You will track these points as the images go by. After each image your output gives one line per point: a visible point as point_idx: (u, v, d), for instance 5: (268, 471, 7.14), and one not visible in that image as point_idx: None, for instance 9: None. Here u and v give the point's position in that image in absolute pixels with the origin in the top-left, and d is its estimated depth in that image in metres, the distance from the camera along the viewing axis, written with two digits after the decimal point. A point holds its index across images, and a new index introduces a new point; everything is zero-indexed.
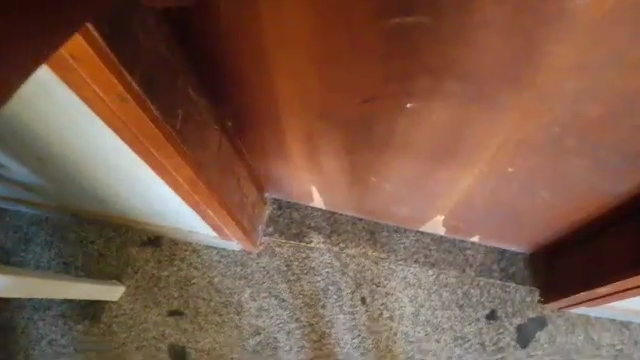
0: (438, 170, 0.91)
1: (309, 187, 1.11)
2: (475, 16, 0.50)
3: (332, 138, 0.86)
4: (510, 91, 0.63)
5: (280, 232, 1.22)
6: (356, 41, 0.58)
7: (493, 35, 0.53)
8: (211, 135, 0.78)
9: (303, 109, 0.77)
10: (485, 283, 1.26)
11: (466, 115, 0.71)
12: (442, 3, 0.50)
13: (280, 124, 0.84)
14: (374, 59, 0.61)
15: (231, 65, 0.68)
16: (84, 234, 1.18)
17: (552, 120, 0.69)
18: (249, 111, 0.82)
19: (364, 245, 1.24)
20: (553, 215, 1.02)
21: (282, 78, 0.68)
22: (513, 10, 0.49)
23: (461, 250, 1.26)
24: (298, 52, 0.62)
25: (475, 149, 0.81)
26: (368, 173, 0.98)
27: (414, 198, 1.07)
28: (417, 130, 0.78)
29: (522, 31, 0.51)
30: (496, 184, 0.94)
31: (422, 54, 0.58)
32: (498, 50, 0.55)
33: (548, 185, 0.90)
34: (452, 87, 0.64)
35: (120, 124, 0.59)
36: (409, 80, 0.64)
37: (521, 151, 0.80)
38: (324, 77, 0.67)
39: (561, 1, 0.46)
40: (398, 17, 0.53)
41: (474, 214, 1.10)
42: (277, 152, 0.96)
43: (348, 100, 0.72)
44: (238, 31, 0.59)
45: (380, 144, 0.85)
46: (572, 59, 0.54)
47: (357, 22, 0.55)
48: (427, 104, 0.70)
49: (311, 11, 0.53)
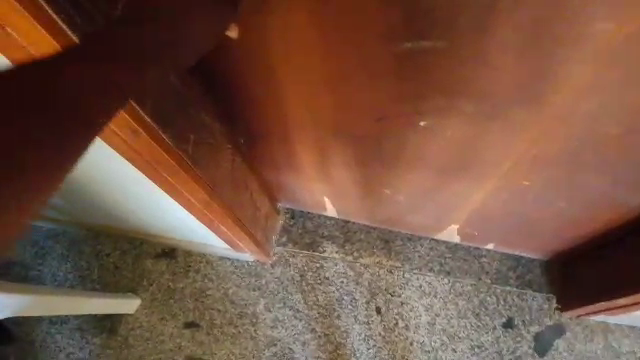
0: (451, 183, 0.90)
1: (321, 198, 1.11)
2: (488, 41, 0.51)
3: (345, 154, 0.86)
4: (524, 110, 0.63)
5: (294, 242, 1.22)
6: (369, 62, 0.58)
7: (508, 58, 0.53)
8: (222, 156, 0.78)
9: (316, 126, 0.77)
10: (501, 291, 1.25)
11: (479, 132, 0.70)
12: (455, 28, 0.50)
13: (292, 141, 0.84)
14: (387, 81, 0.61)
15: (245, 86, 0.68)
16: (100, 248, 1.19)
17: (567, 137, 0.68)
18: (260, 129, 0.81)
19: (378, 254, 1.23)
20: (569, 225, 1.01)
21: (295, 96, 0.68)
22: (528, 34, 0.49)
23: (476, 257, 1.25)
24: (311, 72, 0.62)
25: (489, 164, 0.80)
26: (381, 186, 0.97)
27: (427, 211, 1.06)
28: (429, 145, 0.77)
29: (537, 53, 0.51)
30: (510, 197, 0.93)
31: (435, 76, 0.58)
32: (512, 72, 0.55)
33: (563, 197, 0.89)
34: (466, 107, 0.64)
35: (133, 153, 0.59)
36: (423, 101, 0.64)
37: (536, 166, 0.79)
38: (337, 96, 0.67)
39: (580, 24, 0.47)
40: (410, 42, 0.53)
41: (489, 224, 1.09)
42: (289, 167, 0.95)
43: (361, 118, 0.72)
44: (251, 53, 0.60)
45: (393, 159, 0.85)
46: (587, 81, 0.55)
47: (370, 45, 0.55)
48: (440, 122, 0.69)
49: (324, 31, 0.53)
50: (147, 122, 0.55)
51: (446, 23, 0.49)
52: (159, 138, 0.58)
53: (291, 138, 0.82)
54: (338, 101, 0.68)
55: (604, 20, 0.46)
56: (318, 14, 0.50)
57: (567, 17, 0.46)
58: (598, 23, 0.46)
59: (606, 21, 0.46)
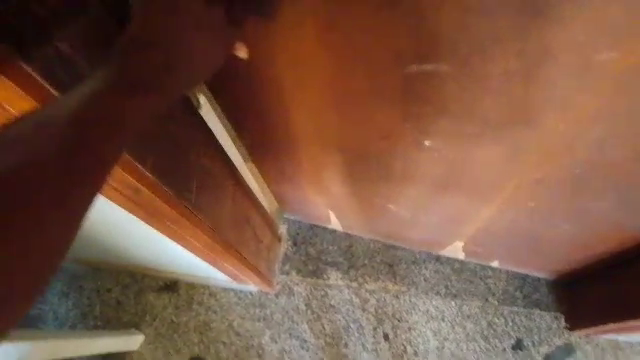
0: (456, 206, 0.89)
1: (326, 212, 1.05)
2: (494, 64, 0.50)
3: (347, 179, 0.85)
4: (530, 134, 0.62)
5: (297, 270, 1.21)
6: (374, 82, 0.57)
7: (515, 82, 0.52)
8: (221, 192, 0.77)
9: (317, 149, 0.76)
10: (509, 311, 1.24)
11: (484, 155, 0.69)
12: (461, 52, 0.49)
13: (297, 160, 0.83)
14: (392, 102, 0.60)
15: (247, 101, 0.68)
16: (100, 283, 1.16)
17: (574, 162, 0.68)
18: (262, 145, 0.81)
19: (383, 279, 1.22)
20: (577, 247, 1.00)
21: (300, 115, 0.68)
22: (534, 59, 0.48)
23: (482, 278, 1.24)
24: (315, 92, 0.62)
25: (494, 186, 0.80)
26: (385, 211, 0.96)
27: (433, 231, 1.03)
28: (432, 171, 0.76)
29: (544, 78, 0.51)
30: (516, 218, 0.92)
31: (440, 100, 0.58)
32: (518, 97, 0.55)
33: (570, 219, 0.88)
34: (472, 130, 0.63)
35: (132, 206, 0.57)
36: (428, 126, 0.64)
37: (542, 188, 0.78)
38: (338, 117, 0.66)
39: (586, 53, 0.46)
40: (416, 64, 0.53)
41: (495, 242, 1.05)
42: (291, 186, 0.95)
43: (363, 144, 0.71)
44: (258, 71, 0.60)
45: (396, 185, 0.84)
46: (596, 107, 0.54)
47: (376, 65, 0.54)
48: (445, 146, 0.68)
49: (328, 50, 0.53)
50: (150, 177, 0.54)
51: (451, 47, 0.49)
52: (161, 191, 0.58)
53: (292, 157, 0.82)
54: (340, 124, 0.67)
55: (609, 50, 0.45)
56: (322, 31, 0.50)
57: (574, 46, 0.46)
58: (604, 52, 0.46)
59: (611, 50, 0.45)
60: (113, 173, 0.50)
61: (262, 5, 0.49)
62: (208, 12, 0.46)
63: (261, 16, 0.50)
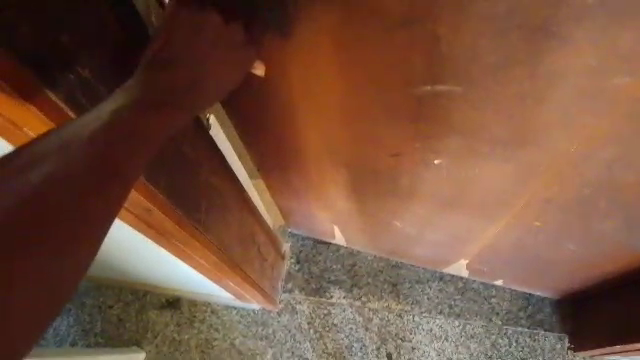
0: (462, 225, 0.89)
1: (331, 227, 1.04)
2: (507, 86, 0.50)
3: (353, 195, 0.85)
4: (539, 155, 0.62)
5: (300, 288, 1.20)
6: (385, 103, 0.57)
7: (527, 104, 0.52)
8: (228, 210, 0.77)
9: (324, 166, 0.76)
10: (513, 331, 1.24)
11: (493, 174, 0.69)
12: (475, 73, 0.49)
13: (304, 177, 0.83)
14: (403, 122, 0.60)
15: (257, 115, 0.68)
16: (102, 299, 1.12)
17: (581, 183, 0.68)
18: (270, 159, 0.81)
19: (387, 298, 1.21)
20: (583, 267, 1.00)
21: (309, 132, 0.67)
22: (547, 82, 0.48)
23: (486, 297, 1.23)
24: (325, 110, 0.61)
25: (502, 205, 0.79)
26: (390, 227, 0.96)
27: (439, 247, 1.02)
28: (440, 190, 0.76)
29: (556, 101, 0.51)
30: (522, 237, 0.91)
31: (451, 119, 0.58)
32: (529, 118, 0.55)
33: (576, 239, 0.88)
34: (482, 149, 0.63)
35: (142, 226, 0.56)
36: (437, 145, 0.64)
37: (549, 208, 0.78)
38: (348, 135, 0.66)
39: (599, 76, 0.46)
40: (429, 85, 0.53)
41: (501, 260, 1.04)
42: (296, 201, 0.95)
43: (371, 162, 0.71)
44: (269, 88, 0.60)
45: (403, 203, 0.83)
46: (607, 129, 0.54)
47: (388, 85, 0.54)
48: (454, 164, 0.68)
49: (342, 69, 0.53)
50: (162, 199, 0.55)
51: (464, 69, 0.49)
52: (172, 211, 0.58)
53: (299, 173, 0.82)
54: (348, 142, 0.67)
55: (623, 74, 0.45)
56: (337, 49, 0.50)
57: (586, 69, 0.46)
58: (617, 76, 0.46)
59: (625, 74, 0.45)
60: (130, 196, 0.50)
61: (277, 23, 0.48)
62: (227, 26, 0.48)
63: (273, 33, 0.50)
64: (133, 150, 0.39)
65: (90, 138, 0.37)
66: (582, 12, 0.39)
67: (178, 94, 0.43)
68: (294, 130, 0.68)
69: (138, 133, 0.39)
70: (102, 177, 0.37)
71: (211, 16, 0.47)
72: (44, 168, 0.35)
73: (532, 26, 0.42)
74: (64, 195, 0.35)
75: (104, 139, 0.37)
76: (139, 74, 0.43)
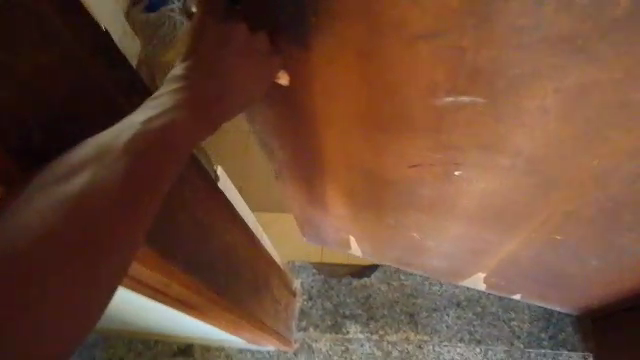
0: (481, 237, 0.88)
1: (346, 236, 1.02)
2: (532, 98, 0.50)
3: (370, 208, 0.84)
4: (562, 167, 0.61)
5: (315, 326, 1.18)
6: (407, 116, 0.57)
7: (551, 115, 0.52)
8: (224, 244, 0.77)
9: (343, 177, 0.76)
10: (536, 354, 1.19)
11: (514, 187, 0.68)
12: (500, 85, 0.49)
13: (323, 188, 0.82)
14: (425, 133, 0.60)
15: (277, 129, 0.68)
16: (113, 350, 1.13)
17: (606, 197, 0.67)
18: (288, 170, 0.80)
19: (405, 329, 1.18)
20: (605, 282, 0.98)
21: (330, 145, 0.67)
22: (574, 94, 0.48)
23: (506, 321, 1.20)
24: (345, 124, 0.61)
25: (521, 218, 0.78)
26: (408, 240, 0.95)
27: (458, 259, 1.01)
28: (460, 202, 0.75)
29: (581, 112, 0.51)
30: (541, 250, 0.90)
31: (473, 131, 0.57)
32: (550, 129, 0.54)
33: (597, 254, 0.86)
34: (503, 162, 0.63)
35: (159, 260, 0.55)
36: (457, 157, 0.63)
37: (570, 221, 0.77)
38: (366, 146, 0.65)
39: (627, 89, 0.46)
40: (452, 96, 0.52)
41: (520, 273, 1.02)
42: (314, 211, 0.94)
43: (388, 173, 0.70)
44: (291, 101, 0.60)
45: (420, 215, 0.83)
46: (634, 141, 0.53)
47: (410, 97, 0.54)
48: (474, 176, 0.67)
49: (363, 81, 0.53)
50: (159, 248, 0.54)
51: (489, 81, 0.49)
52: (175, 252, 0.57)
53: (319, 185, 0.81)
54: (367, 152, 0.67)
55: None
56: (359, 61, 0.50)
57: (614, 82, 0.45)
58: None
59: None
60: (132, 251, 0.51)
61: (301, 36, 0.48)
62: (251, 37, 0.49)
63: (293, 44, 0.50)
64: (160, 161, 0.41)
65: (119, 154, 0.40)
66: (612, 26, 0.39)
67: (204, 109, 0.46)
68: (311, 140, 0.67)
69: (165, 150, 0.42)
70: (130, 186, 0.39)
71: (238, 25, 0.48)
72: (78, 180, 0.39)
73: (560, 38, 0.42)
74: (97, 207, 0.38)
75: (132, 154, 0.40)
76: (168, 84, 0.46)
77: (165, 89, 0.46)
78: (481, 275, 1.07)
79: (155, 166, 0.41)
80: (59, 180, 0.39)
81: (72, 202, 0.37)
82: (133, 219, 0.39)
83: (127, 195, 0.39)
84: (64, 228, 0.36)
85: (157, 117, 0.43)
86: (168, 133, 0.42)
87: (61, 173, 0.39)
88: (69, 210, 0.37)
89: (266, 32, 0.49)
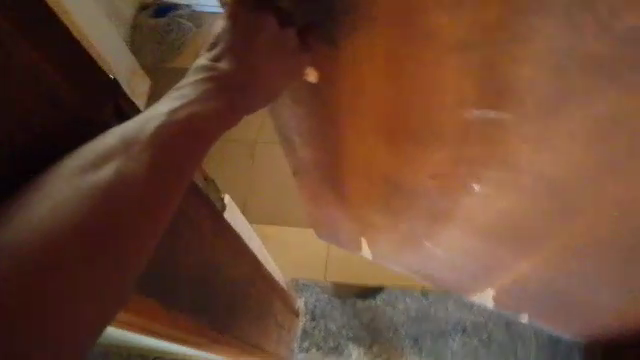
0: (495, 254, 0.86)
1: (359, 237, 0.98)
2: (559, 122, 0.49)
3: (388, 214, 0.83)
4: (584, 196, 0.60)
5: (317, 346, 1.16)
6: (431, 123, 0.56)
7: (577, 142, 0.51)
8: (228, 262, 0.75)
9: (361, 183, 0.75)
10: None
11: (532, 208, 0.67)
12: (528, 106, 0.49)
13: (339, 191, 0.81)
14: (447, 143, 0.59)
15: (297, 131, 0.67)
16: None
17: (628, 230, 0.65)
18: (308, 171, 0.79)
19: (408, 354, 1.15)
20: (619, 319, 0.94)
21: (349, 149, 0.67)
22: (603, 123, 0.47)
23: (514, 349, 1.15)
24: (366, 128, 0.60)
25: (537, 241, 0.77)
26: (421, 249, 0.94)
27: (469, 273, 0.99)
28: (476, 216, 0.74)
29: (609, 141, 0.49)
30: (554, 275, 0.88)
31: (496, 146, 0.57)
32: (577, 156, 0.53)
33: (613, 287, 0.84)
34: (524, 182, 0.61)
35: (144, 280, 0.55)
36: (481, 171, 0.62)
37: (587, 250, 0.75)
38: (388, 150, 0.64)
39: None
40: (479, 110, 0.52)
41: (531, 295, 0.99)
42: (328, 214, 0.93)
43: (405, 180, 0.69)
44: (313, 101, 0.60)
45: (435, 226, 0.81)
46: None
47: (435, 106, 0.53)
48: (493, 193, 0.66)
49: (390, 82, 0.52)
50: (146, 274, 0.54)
51: (518, 100, 0.48)
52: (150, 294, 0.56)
53: (334, 188, 0.80)
54: (389, 156, 0.65)
55: None
56: (386, 60, 0.50)
57: None
58: None
59: None
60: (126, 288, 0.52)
61: (331, 36, 0.48)
62: (281, 31, 0.48)
63: (320, 40, 0.49)
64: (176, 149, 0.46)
65: (145, 145, 0.46)
66: None
67: (228, 104, 0.50)
68: (336, 139, 0.65)
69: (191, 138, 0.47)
70: (149, 171, 0.45)
71: (267, 18, 0.47)
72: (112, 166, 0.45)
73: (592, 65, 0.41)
74: (129, 191, 0.44)
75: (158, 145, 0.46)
76: (195, 74, 0.50)
77: (193, 79, 0.50)
78: (491, 293, 1.04)
79: (173, 152, 0.46)
80: (97, 163, 0.46)
81: (107, 187, 0.44)
82: (151, 202, 0.45)
83: (156, 180, 0.45)
84: (101, 212, 0.43)
85: (183, 108, 0.48)
86: (194, 124, 0.47)
87: (97, 158, 0.46)
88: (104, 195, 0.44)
89: (294, 27, 0.48)
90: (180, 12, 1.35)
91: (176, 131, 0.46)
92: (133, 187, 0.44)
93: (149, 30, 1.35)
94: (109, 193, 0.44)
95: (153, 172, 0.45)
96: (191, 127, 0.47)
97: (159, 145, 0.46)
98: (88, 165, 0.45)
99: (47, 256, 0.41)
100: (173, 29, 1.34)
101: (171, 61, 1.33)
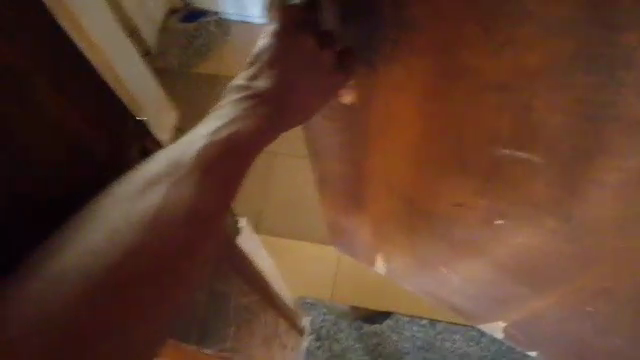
0: (509, 289, 0.84)
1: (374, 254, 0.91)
2: (590, 168, 0.48)
3: (400, 241, 0.80)
4: (608, 246, 0.58)
5: None
6: (461, 158, 0.55)
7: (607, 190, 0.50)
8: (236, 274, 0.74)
9: (380, 205, 0.74)
10: None
11: (553, 251, 0.65)
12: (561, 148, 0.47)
13: (356, 210, 0.79)
14: (473, 179, 0.57)
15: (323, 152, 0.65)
16: None
17: None
18: (325, 189, 0.77)
19: None
20: None
21: (372, 172, 0.65)
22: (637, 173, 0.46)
23: None
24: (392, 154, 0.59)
25: (555, 282, 0.74)
26: (432, 279, 0.92)
27: (480, 305, 0.96)
28: (494, 251, 0.72)
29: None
30: (568, 318, 0.85)
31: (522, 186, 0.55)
32: (608, 201, 0.51)
33: (628, 341, 0.81)
34: (548, 224, 0.60)
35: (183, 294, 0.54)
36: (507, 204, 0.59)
37: (605, 299, 0.72)
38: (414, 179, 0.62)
39: None
40: (509, 149, 0.51)
41: (542, 336, 0.96)
42: (342, 234, 0.91)
43: (425, 208, 0.68)
44: (342, 123, 0.58)
45: (450, 257, 0.79)
46: None
47: (466, 140, 0.52)
48: (514, 230, 0.65)
49: (425, 109, 0.51)
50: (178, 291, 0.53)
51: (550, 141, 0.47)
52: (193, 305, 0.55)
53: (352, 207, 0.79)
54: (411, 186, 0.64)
55: None
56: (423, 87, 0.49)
57: None
58: None
59: None
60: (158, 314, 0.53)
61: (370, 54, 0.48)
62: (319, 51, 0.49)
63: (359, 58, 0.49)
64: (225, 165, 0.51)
65: (193, 166, 0.51)
66: None
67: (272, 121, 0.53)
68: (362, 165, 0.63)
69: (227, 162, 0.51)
70: (204, 191, 0.51)
71: (303, 38, 0.48)
72: (156, 196, 0.51)
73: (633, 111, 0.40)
74: (170, 223, 0.50)
75: (199, 171, 0.51)
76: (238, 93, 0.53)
77: (233, 99, 0.53)
78: (502, 325, 1.00)
79: (224, 169, 0.51)
80: (152, 182, 0.52)
81: (152, 218, 0.50)
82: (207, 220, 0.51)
83: (191, 218, 0.51)
84: (148, 243, 0.49)
85: (226, 129, 0.51)
86: (234, 147, 0.51)
87: (149, 181, 0.52)
88: (154, 225, 0.50)
89: (334, 50, 0.49)
90: (207, 19, 1.34)
91: (223, 147, 0.51)
92: (176, 218, 0.50)
93: (177, 32, 1.34)
94: (158, 223, 0.50)
95: (208, 192, 0.51)
96: (237, 146, 0.51)
97: (210, 166, 0.51)
98: (142, 194, 0.52)
99: (101, 280, 0.46)
100: (200, 35, 1.34)
101: (197, 67, 1.32)
